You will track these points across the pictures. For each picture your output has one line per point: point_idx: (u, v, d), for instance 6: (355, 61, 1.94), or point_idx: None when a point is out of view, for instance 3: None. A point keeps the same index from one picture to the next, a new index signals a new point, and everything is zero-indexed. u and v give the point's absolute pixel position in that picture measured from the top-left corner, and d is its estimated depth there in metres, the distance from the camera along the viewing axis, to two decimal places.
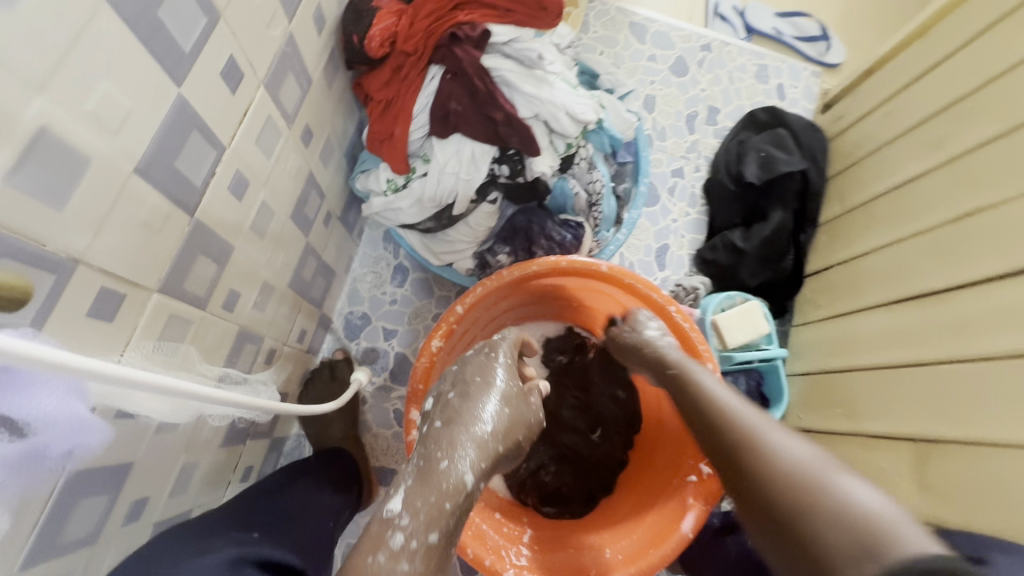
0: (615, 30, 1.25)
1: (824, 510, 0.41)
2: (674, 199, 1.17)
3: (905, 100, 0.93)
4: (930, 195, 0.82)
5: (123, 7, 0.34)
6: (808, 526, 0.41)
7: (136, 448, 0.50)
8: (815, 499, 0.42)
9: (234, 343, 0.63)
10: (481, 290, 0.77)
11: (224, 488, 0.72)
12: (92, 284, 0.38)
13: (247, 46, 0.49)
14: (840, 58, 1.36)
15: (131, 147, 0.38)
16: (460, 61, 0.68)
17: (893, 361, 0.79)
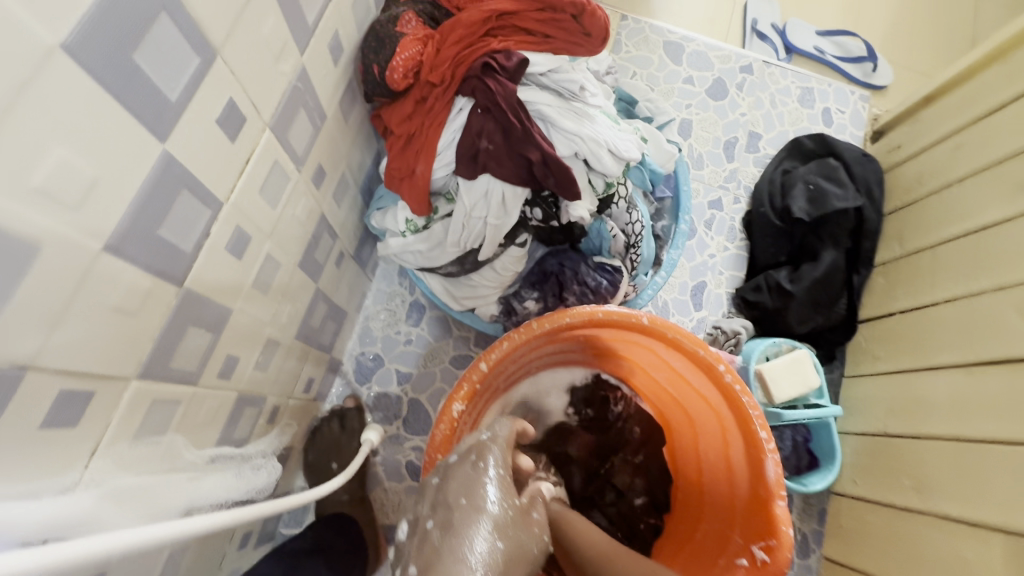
0: (649, 50, 1.17)
1: None
2: (712, 232, 1.08)
3: (979, 134, 0.84)
4: (1016, 245, 0.72)
5: (87, 54, 0.27)
6: None
7: (109, 557, 0.42)
8: None
9: (230, 412, 0.55)
10: (508, 345, 0.69)
11: (216, 566, 0.64)
12: (48, 389, 0.31)
13: (250, 87, 0.41)
14: (886, 80, 1.27)
15: (99, 221, 0.31)
16: (493, 94, 0.60)
17: (975, 434, 0.70)
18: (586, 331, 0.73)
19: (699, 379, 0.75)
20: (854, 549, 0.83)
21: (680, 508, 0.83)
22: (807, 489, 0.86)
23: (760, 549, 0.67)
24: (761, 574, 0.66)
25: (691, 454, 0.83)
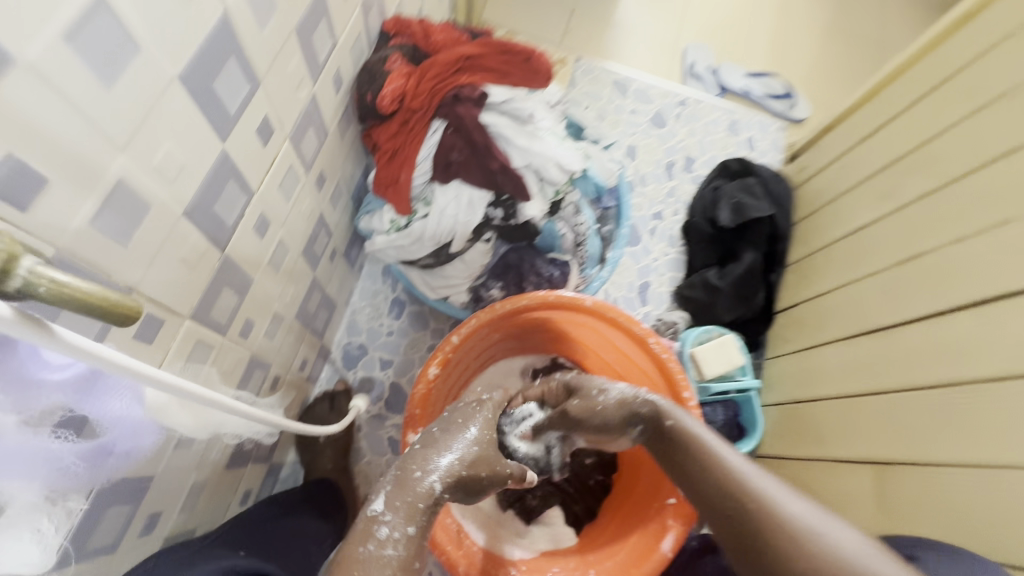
0: (600, 87, 1.37)
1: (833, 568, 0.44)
2: (655, 240, 1.25)
3: (858, 156, 1.04)
4: (881, 240, 0.91)
5: (189, 81, 0.41)
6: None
7: (158, 465, 0.53)
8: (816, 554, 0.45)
9: (245, 370, 0.68)
10: (475, 322, 0.83)
11: (222, 514, 0.75)
12: (141, 310, 0.44)
13: (279, 107, 0.56)
14: (806, 113, 1.48)
15: (183, 194, 0.45)
16: (462, 118, 0.77)
17: (855, 392, 0.86)
18: (542, 312, 0.88)
19: (636, 353, 0.89)
20: None
21: (626, 468, 0.97)
22: None
23: (683, 488, 0.80)
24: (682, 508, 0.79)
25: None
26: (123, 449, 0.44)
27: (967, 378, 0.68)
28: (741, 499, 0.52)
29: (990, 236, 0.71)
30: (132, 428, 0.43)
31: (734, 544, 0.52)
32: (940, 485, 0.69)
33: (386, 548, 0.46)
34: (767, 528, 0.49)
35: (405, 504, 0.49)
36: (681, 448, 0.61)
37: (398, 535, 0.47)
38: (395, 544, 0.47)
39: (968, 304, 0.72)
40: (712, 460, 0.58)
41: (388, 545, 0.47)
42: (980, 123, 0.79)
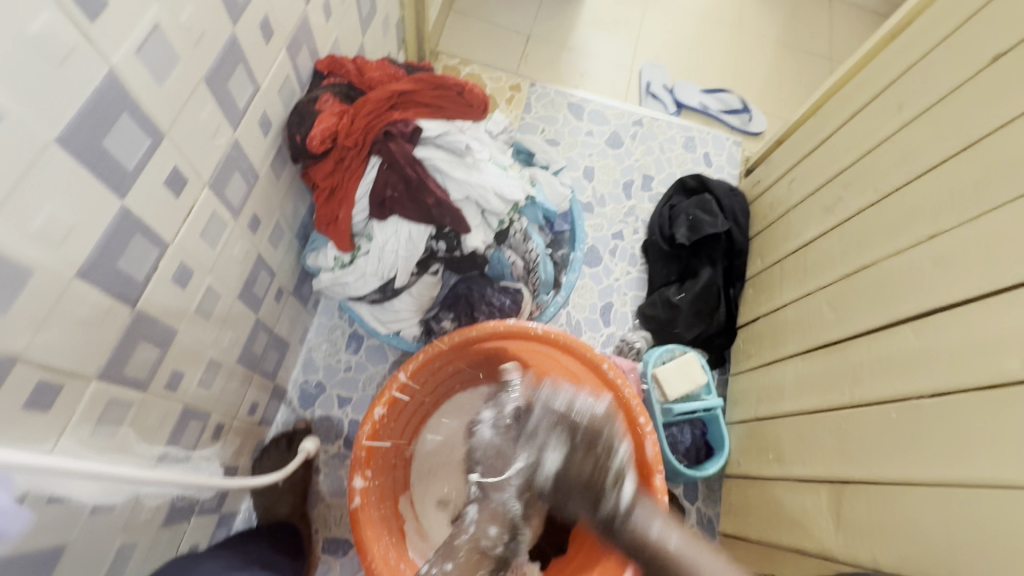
0: (555, 111, 1.38)
1: None
2: (616, 260, 1.25)
3: (805, 169, 1.05)
4: (828, 254, 0.91)
5: (72, 143, 0.41)
6: None
7: (69, 533, 0.51)
8: None
9: (175, 424, 0.65)
10: (422, 357, 0.82)
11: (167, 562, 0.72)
12: (29, 378, 0.42)
13: (191, 157, 0.55)
14: (761, 127, 1.50)
15: (74, 255, 0.44)
16: (394, 154, 0.76)
17: (811, 407, 0.85)
18: (493, 343, 0.86)
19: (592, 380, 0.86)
20: (743, 520, 0.96)
21: None
22: (704, 474, 0.98)
23: None
24: None
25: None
26: None
27: (912, 393, 0.68)
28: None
29: (927, 247, 0.72)
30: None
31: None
32: (889, 501, 0.68)
33: None
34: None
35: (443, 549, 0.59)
36: (625, 538, 0.55)
37: (436, 572, 0.56)
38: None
39: (909, 316, 0.71)
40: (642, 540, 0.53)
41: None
42: (912, 137, 0.80)
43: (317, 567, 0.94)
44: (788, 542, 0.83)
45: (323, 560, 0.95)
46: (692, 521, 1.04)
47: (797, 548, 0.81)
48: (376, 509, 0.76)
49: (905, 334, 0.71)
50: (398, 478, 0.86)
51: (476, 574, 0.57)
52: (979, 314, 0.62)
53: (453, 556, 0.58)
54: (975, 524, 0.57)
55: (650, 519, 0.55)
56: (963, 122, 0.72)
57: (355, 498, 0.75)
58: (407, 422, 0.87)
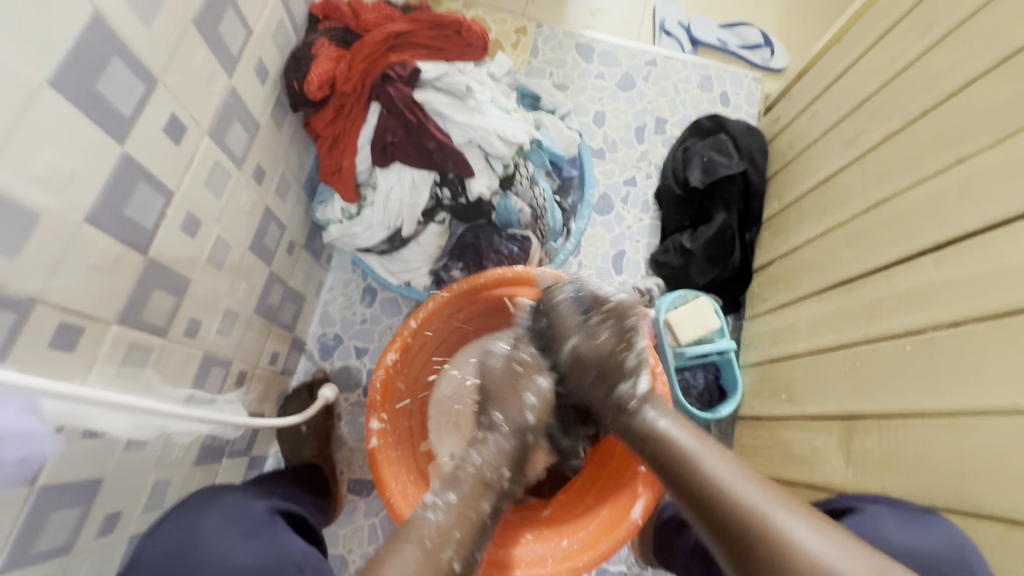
0: (564, 53, 1.32)
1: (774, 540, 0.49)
2: (628, 207, 1.23)
3: (827, 102, 0.99)
4: (846, 189, 0.87)
5: (64, 87, 0.41)
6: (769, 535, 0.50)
7: (105, 467, 0.55)
8: (762, 527, 0.50)
9: (198, 369, 0.68)
10: (433, 305, 0.83)
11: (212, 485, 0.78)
12: (50, 319, 0.45)
13: (188, 104, 0.55)
14: (783, 63, 1.42)
15: (79, 201, 0.45)
16: (393, 98, 0.75)
17: (821, 346, 0.84)
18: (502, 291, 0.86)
19: None
20: (753, 460, 0.97)
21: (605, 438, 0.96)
22: (716, 415, 1.00)
23: None
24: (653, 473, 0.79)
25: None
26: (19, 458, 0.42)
27: (929, 326, 0.66)
28: (722, 496, 0.54)
29: (953, 174, 0.68)
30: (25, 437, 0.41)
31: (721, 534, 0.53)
32: (897, 431, 0.67)
33: (428, 512, 0.58)
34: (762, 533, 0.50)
35: (450, 478, 0.62)
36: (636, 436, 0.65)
37: (439, 502, 0.59)
38: (435, 509, 0.58)
39: (930, 249, 0.68)
40: (673, 450, 0.61)
41: (431, 508, 0.58)
42: (943, 58, 0.74)
43: (344, 506, 1.00)
44: (797, 479, 0.83)
45: (350, 500, 1.00)
46: None
47: (806, 483, 0.80)
48: (394, 450, 0.80)
49: (925, 267, 0.68)
50: (414, 429, 0.88)
51: (478, 505, 0.60)
52: (1003, 243, 0.59)
53: (458, 484, 0.61)
54: (985, 452, 0.57)
55: (658, 415, 0.65)
56: (997, 36, 0.66)
57: (373, 438, 0.77)
58: (420, 368, 0.89)
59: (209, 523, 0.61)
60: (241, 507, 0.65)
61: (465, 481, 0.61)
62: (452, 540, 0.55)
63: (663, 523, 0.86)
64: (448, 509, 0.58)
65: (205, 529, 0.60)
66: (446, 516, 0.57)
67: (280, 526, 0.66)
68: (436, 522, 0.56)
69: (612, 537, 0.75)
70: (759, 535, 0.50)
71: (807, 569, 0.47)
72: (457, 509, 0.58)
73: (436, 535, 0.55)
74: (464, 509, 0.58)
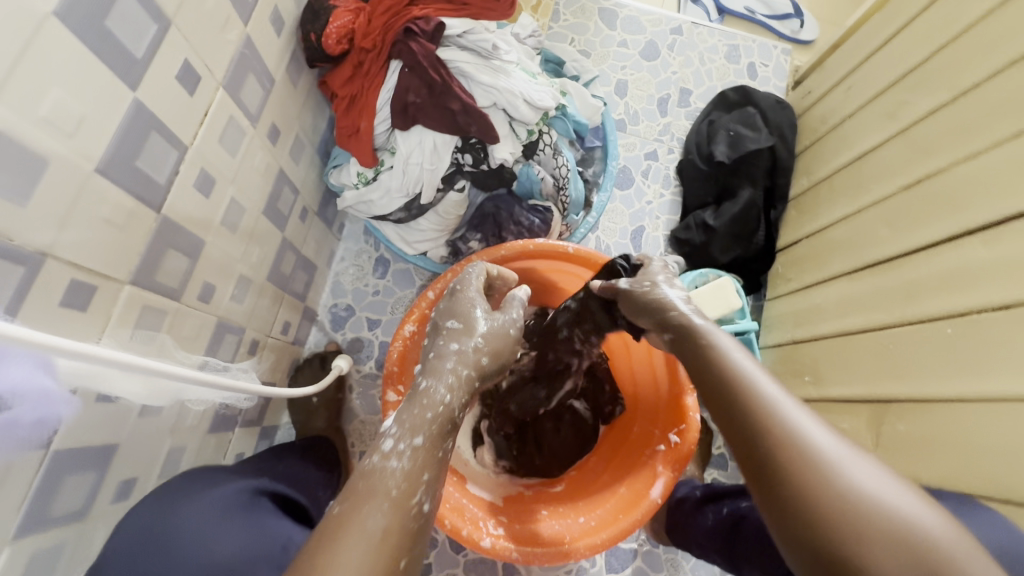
0: (587, 18, 1.26)
1: (798, 462, 0.41)
2: (648, 181, 1.19)
3: (865, 73, 0.95)
4: (885, 165, 0.84)
5: (71, 20, 0.38)
6: (782, 463, 0.41)
7: (120, 432, 0.53)
8: (785, 442, 0.42)
9: (211, 335, 0.66)
10: (453, 276, 0.80)
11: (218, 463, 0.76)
12: (61, 276, 0.42)
13: (202, 51, 0.52)
14: (812, 35, 1.36)
15: (89, 149, 0.42)
16: (415, 54, 0.71)
17: (851, 328, 0.82)
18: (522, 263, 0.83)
19: None
20: None
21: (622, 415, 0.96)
22: None
23: (673, 434, 0.79)
24: (672, 454, 0.77)
25: (626, 371, 0.97)
26: (35, 420, 0.39)
27: (972, 308, 0.63)
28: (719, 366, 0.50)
29: (1007, 149, 0.64)
30: (41, 398, 0.38)
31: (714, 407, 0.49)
32: (934, 416, 0.65)
33: (389, 460, 0.47)
34: (780, 448, 0.42)
35: (411, 417, 0.51)
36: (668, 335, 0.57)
37: (404, 446, 0.49)
38: (399, 456, 0.48)
39: (977, 227, 0.65)
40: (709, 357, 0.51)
41: (393, 457, 0.48)
42: (1001, 24, 0.69)
43: None
44: None
45: None
46: (718, 442, 1.05)
47: None
48: None
49: (971, 246, 0.65)
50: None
51: (445, 444, 0.51)
52: None
53: (423, 424, 0.51)
54: None
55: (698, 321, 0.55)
56: None
57: (390, 411, 0.75)
58: None
59: (200, 504, 0.57)
60: (217, 490, 0.61)
61: (430, 419, 0.51)
62: (421, 483, 0.47)
63: (677, 501, 0.86)
64: (413, 453, 0.48)
65: (182, 515, 0.56)
66: (410, 460, 0.48)
67: (263, 510, 0.62)
68: (397, 471, 0.46)
69: (629, 514, 0.74)
70: (778, 446, 0.42)
71: (825, 491, 0.39)
72: (423, 451, 0.49)
73: (403, 482, 0.46)
74: (431, 451, 0.49)
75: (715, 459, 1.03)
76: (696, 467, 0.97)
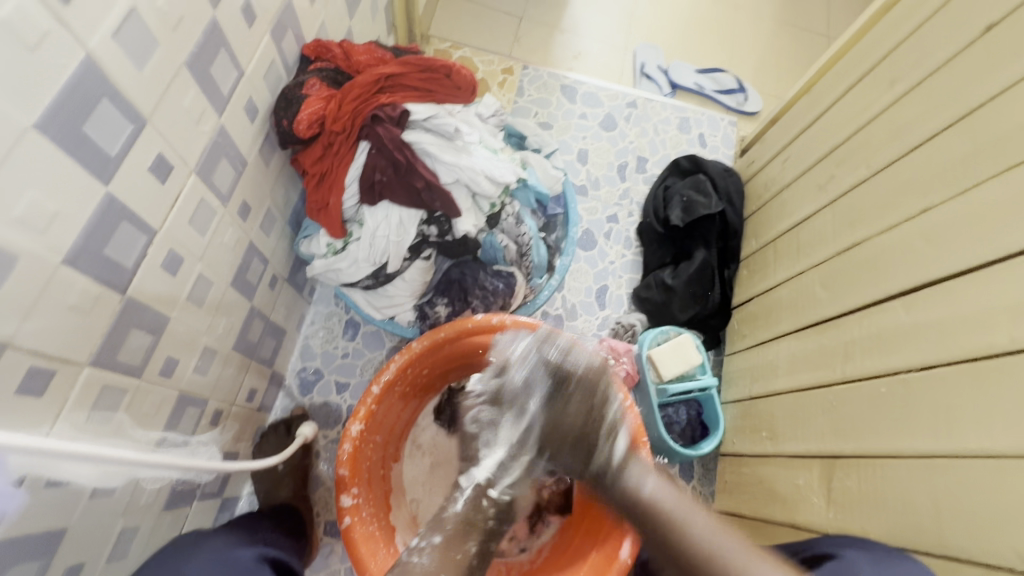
0: (549, 94, 1.37)
1: None
2: (611, 243, 1.25)
3: (798, 147, 1.04)
4: (818, 232, 0.91)
5: (51, 130, 0.41)
6: None
7: (69, 516, 0.52)
8: None
9: (172, 410, 0.66)
10: (395, 366, 0.81)
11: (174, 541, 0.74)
12: (19, 364, 0.43)
13: (176, 143, 0.55)
14: (757, 107, 1.48)
15: (59, 242, 0.44)
16: (382, 138, 0.76)
17: (801, 385, 0.86)
18: (464, 341, 0.85)
19: None
20: (737, 496, 0.97)
21: None
22: (699, 452, 0.98)
23: None
24: None
25: None
26: None
27: (902, 368, 0.68)
28: (680, 539, 0.49)
29: (920, 221, 0.71)
30: None
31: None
32: (877, 471, 0.69)
33: (414, 556, 0.55)
34: None
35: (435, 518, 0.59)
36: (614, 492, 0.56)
37: (424, 544, 0.56)
38: (421, 551, 0.56)
39: (901, 292, 0.71)
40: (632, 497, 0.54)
41: (417, 552, 0.56)
42: (906, 111, 0.79)
43: (320, 549, 0.96)
44: (779, 518, 0.84)
45: (326, 542, 0.96)
46: None
47: (791, 523, 0.81)
48: (371, 524, 0.75)
49: (896, 308, 0.71)
50: (392, 480, 0.87)
51: (464, 545, 0.57)
52: (968, 290, 0.62)
53: (442, 524, 0.59)
54: (961, 499, 0.58)
55: (645, 476, 0.56)
56: (953, 97, 0.71)
57: (345, 518, 0.73)
58: (392, 451, 0.88)
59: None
60: (223, 554, 0.62)
61: (450, 521, 0.59)
62: None
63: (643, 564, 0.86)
64: (433, 550, 0.56)
65: None
66: (431, 559, 0.55)
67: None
68: (423, 568, 0.54)
69: None
70: None
71: None
72: (441, 550, 0.56)
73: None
74: (449, 551, 0.56)
75: None
76: None
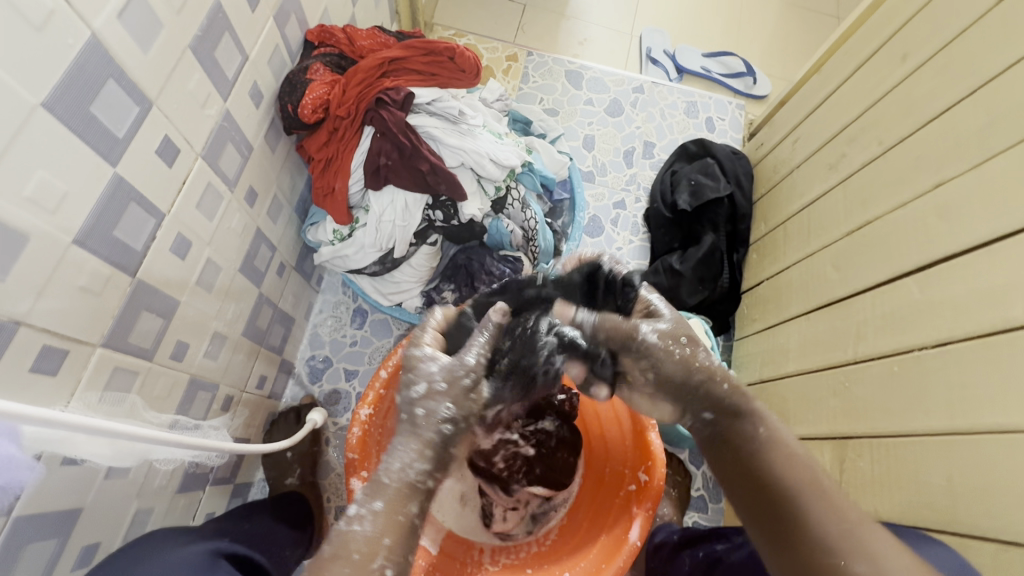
0: (554, 80, 1.36)
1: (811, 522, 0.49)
2: (618, 229, 1.24)
3: (808, 128, 1.03)
4: (829, 213, 0.90)
5: (58, 109, 0.41)
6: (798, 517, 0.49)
7: (85, 495, 0.53)
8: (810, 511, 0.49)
9: (183, 394, 0.67)
10: (402, 351, 0.81)
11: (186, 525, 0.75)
12: (34, 342, 0.44)
13: (182, 126, 0.55)
14: (766, 90, 1.46)
15: (69, 222, 0.45)
16: (386, 122, 0.76)
17: (812, 367, 0.85)
18: None
19: None
20: None
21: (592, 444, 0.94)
22: None
23: (643, 473, 0.77)
24: (648, 492, 0.75)
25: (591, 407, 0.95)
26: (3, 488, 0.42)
27: (916, 346, 0.67)
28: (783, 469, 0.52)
29: (932, 197, 0.70)
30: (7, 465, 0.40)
31: (758, 515, 0.52)
32: (890, 450, 0.68)
33: (354, 524, 0.49)
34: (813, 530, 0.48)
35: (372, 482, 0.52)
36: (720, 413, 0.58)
37: (365, 511, 0.50)
38: (362, 520, 0.49)
39: (913, 270, 0.70)
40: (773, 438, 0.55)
41: (356, 521, 0.49)
42: (918, 87, 0.77)
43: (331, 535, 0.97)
44: None
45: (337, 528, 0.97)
46: (696, 484, 1.05)
47: None
48: None
49: (908, 286, 0.70)
50: None
51: (406, 507, 0.50)
52: (982, 265, 0.61)
53: (382, 489, 0.51)
54: (975, 476, 0.57)
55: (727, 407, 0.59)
56: (966, 70, 0.70)
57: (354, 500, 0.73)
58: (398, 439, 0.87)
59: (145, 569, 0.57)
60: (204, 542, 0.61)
61: (389, 484, 0.51)
62: (381, 548, 0.48)
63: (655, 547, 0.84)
64: (375, 518, 0.49)
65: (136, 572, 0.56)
66: (373, 526, 0.49)
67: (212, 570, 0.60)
68: (364, 537, 0.48)
69: (612, 563, 0.70)
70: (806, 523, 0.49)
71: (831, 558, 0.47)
72: (384, 515, 0.50)
73: (364, 546, 0.48)
74: (393, 513, 0.50)
75: (693, 502, 1.03)
76: (674, 511, 0.95)
